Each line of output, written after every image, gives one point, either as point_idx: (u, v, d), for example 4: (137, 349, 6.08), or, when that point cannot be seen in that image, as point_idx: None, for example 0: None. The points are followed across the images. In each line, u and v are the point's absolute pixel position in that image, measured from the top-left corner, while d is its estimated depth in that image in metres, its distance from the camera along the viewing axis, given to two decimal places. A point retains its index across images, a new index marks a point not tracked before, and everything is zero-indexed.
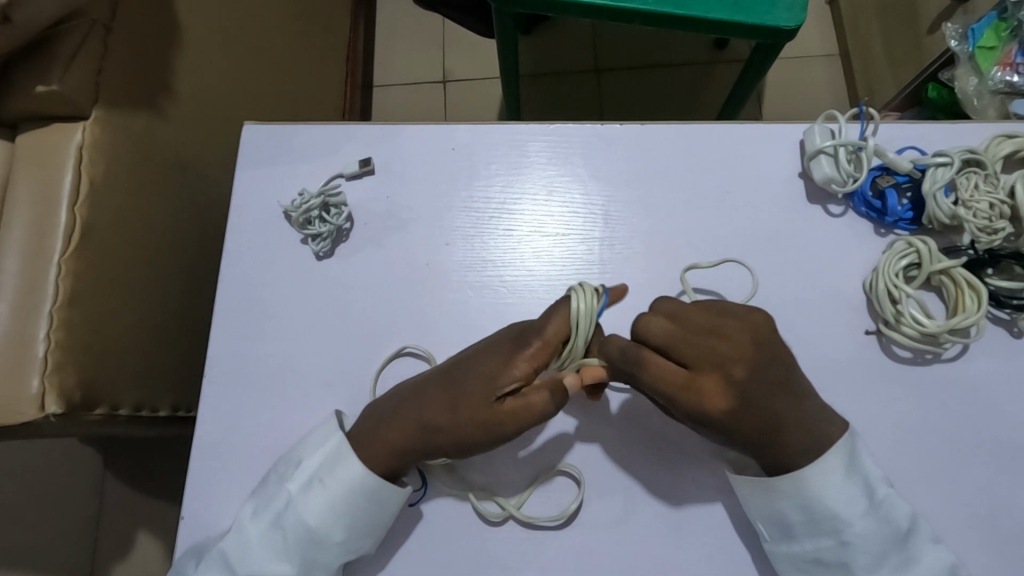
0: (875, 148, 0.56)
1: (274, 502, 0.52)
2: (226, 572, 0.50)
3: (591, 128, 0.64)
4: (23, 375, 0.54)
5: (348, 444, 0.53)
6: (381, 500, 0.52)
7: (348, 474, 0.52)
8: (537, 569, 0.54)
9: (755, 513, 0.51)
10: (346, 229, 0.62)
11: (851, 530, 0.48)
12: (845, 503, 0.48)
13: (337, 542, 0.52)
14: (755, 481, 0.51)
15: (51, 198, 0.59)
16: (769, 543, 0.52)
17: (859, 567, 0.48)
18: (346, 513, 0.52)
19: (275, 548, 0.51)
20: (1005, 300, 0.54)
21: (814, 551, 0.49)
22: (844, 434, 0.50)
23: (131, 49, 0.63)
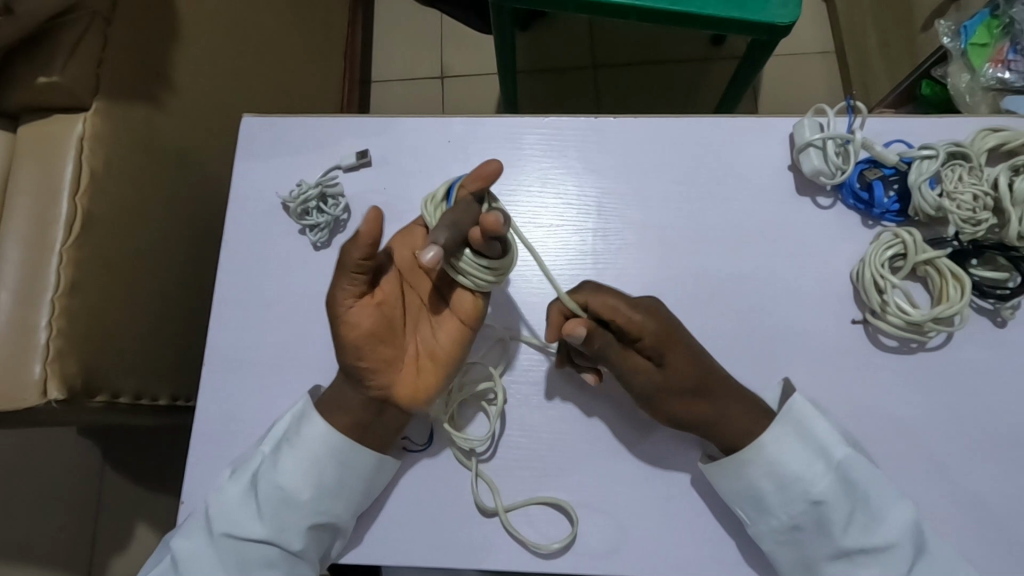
0: (863, 141, 0.57)
1: (251, 465, 0.54)
2: (206, 532, 0.52)
3: (584, 121, 0.65)
4: (25, 362, 0.55)
5: (315, 408, 0.55)
6: (347, 460, 0.54)
7: (313, 434, 0.54)
8: (530, 554, 0.55)
9: (730, 495, 0.52)
10: (343, 220, 0.63)
11: (818, 490, 0.50)
12: (806, 463, 0.51)
13: (306, 502, 0.53)
14: (725, 461, 0.52)
15: (53, 189, 0.59)
16: (751, 525, 0.52)
17: (835, 527, 0.49)
18: (316, 473, 0.53)
19: (248, 506, 0.52)
20: (988, 290, 0.55)
21: (791, 519, 0.51)
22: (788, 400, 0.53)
23: (131, 41, 0.64)
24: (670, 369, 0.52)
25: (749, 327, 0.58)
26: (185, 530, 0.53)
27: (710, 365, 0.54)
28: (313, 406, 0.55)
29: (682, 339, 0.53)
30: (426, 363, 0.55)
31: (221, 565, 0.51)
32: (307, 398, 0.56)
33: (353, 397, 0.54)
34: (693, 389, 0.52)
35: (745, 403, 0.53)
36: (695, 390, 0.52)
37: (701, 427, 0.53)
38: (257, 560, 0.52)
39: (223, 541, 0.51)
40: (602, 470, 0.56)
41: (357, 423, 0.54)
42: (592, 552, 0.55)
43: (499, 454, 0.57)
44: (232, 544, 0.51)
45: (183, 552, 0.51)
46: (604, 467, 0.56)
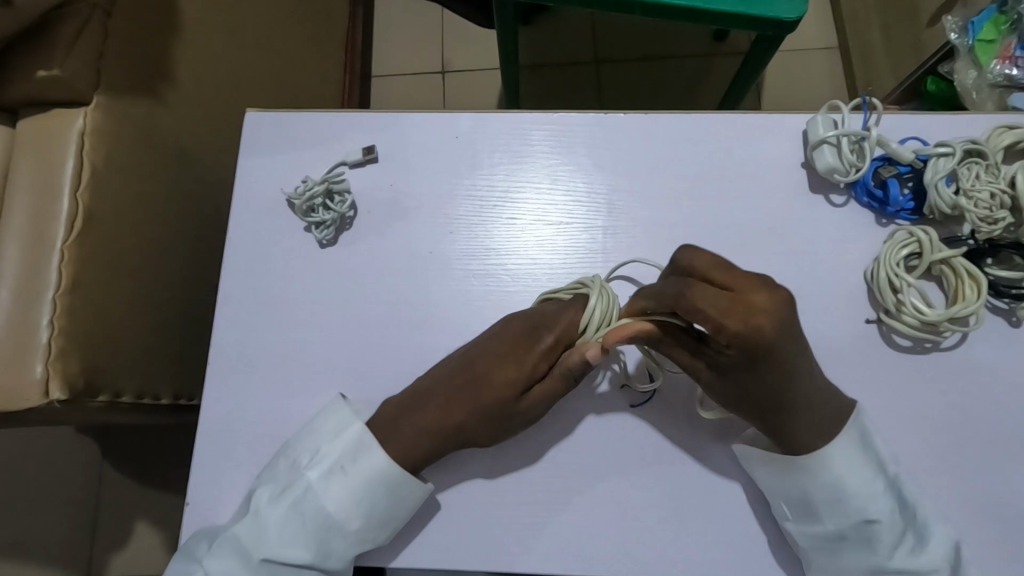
0: (878, 138, 0.56)
1: (292, 489, 0.53)
2: (243, 554, 0.52)
3: (594, 117, 0.64)
4: (27, 362, 0.54)
5: (374, 438, 0.54)
6: (397, 492, 0.53)
7: (370, 465, 0.53)
8: (540, 556, 0.54)
9: (777, 492, 0.52)
10: (349, 217, 0.62)
11: (875, 509, 0.50)
12: (868, 481, 0.50)
13: (354, 530, 0.52)
14: (781, 461, 0.51)
15: (53, 184, 0.58)
16: (791, 523, 0.52)
17: (882, 545, 0.50)
18: (367, 501, 0.53)
19: (290, 533, 0.52)
20: (1004, 289, 0.55)
21: (838, 529, 0.50)
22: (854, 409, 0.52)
23: (132, 33, 0.63)
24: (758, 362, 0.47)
25: None
26: (219, 550, 0.52)
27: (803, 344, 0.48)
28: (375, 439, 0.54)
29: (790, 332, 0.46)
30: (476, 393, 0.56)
31: None
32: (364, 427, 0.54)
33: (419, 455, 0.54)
34: (800, 381, 0.48)
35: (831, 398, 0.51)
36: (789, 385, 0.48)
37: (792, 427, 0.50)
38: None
39: (262, 566, 0.52)
40: (614, 472, 0.55)
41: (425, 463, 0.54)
42: (603, 554, 0.54)
43: (508, 455, 0.56)
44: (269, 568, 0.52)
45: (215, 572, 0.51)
46: (616, 468, 0.55)
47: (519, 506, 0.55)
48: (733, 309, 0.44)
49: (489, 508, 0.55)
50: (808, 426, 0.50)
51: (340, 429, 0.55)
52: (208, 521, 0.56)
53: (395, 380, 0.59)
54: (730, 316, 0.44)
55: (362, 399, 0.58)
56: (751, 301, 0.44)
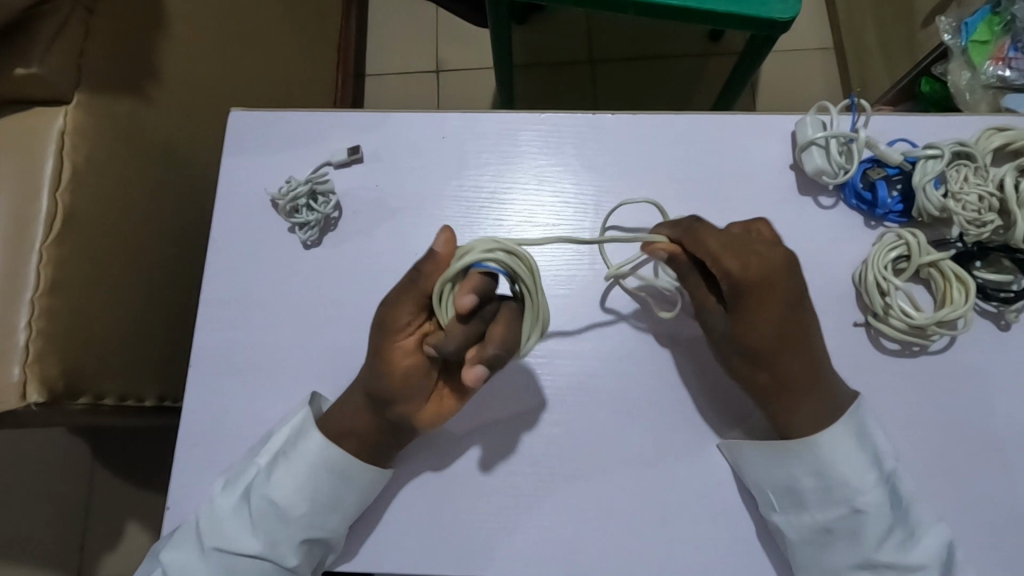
0: (866, 140, 0.56)
1: (245, 477, 0.53)
2: (196, 544, 0.51)
3: (583, 118, 0.63)
4: (4, 364, 0.53)
5: (315, 422, 0.54)
6: (346, 478, 0.53)
7: (309, 449, 0.53)
8: (524, 561, 0.53)
9: (764, 482, 0.52)
10: (334, 218, 0.61)
11: (863, 499, 0.49)
12: (859, 471, 0.50)
13: (300, 516, 0.52)
14: (769, 448, 0.51)
15: (32, 183, 0.57)
16: (778, 515, 0.52)
17: (869, 536, 0.49)
18: (310, 486, 0.52)
19: (241, 521, 0.52)
20: (992, 293, 0.54)
21: (825, 519, 0.50)
22: (853, 402, 0.52)
23: (114, 31, 0.62)
24: (755, 311, 0.51)
25: None
26: (178, 540, 0.52)
27: (805, 309, 0.52)
28: (314, 422, 0.54)
29: (789, 288, 0.51)
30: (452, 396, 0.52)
31: None
32: (307, 411, 0.55)
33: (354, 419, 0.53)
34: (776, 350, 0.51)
35: (822, 391, 0.51)
36: (779, 346, 0.51)
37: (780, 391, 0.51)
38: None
39: (213, 556, 0.51)
40: (600, 476, 0.55)
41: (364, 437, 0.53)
42: (587, 560, 0.53)
43: (493, 459, 0.55)
44: (220, 559, 0.51)
45: (173, 564, 0.51)
46: (601, 471, 0.55)
47: (503, 511, 0.54)
48: (726, 241, 0.52)
49: (473, 512, 0.54)
50: (793, 400, 0.51)
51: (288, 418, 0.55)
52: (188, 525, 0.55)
53: None
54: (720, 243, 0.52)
55: None
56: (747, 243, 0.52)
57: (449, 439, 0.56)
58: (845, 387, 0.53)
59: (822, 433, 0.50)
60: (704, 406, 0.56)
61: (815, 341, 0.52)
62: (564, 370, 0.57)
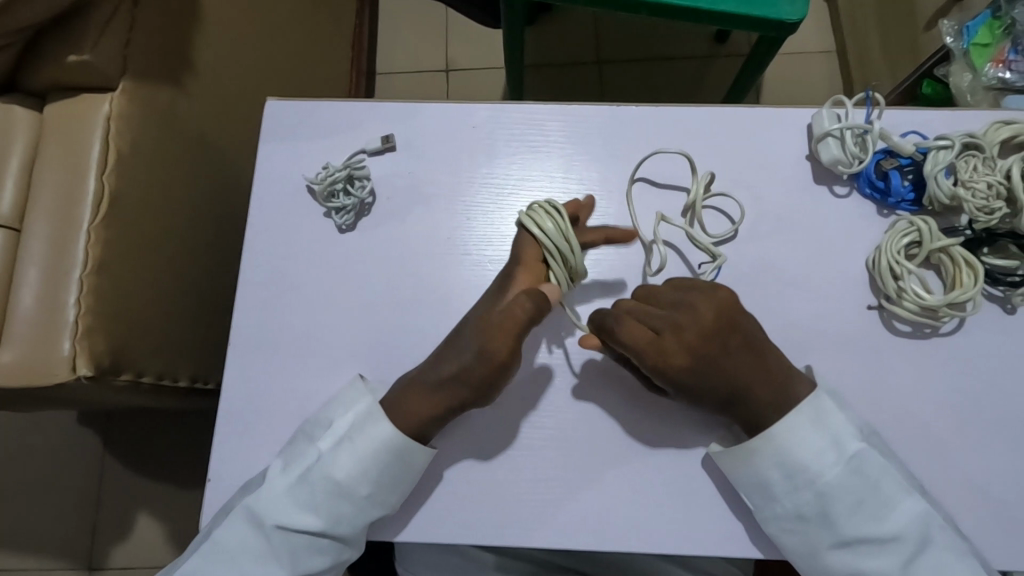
0: (880, 132, 0.59)
1: (304, 459, 0.55)
2: (258, 520, 0.53)
3: (607, 110, 0.66)
4: (55, 338, 0.55)
5: (381, 407, 0.56)
6: (407, 459, 0.55)
7: (378, 432, 0.55)
8: (553, 531, 0.56)
9: (738, 481, 0.54)
10: (368, 203, 0.64)
11: (823, 481, 0.52)
12: (817, 457, 0.52)
13: (363, 496, 0.54)
14: (733, 449, 0.54)
15: (79, 165, 0.60)
16: (758, 511, 0.54)
17: (838, 516, 0.51)
18: (375, 469, 0.54)
19: (298, 501, 0.53)
20: (999, 277, 0.57)
21: (796, 508, 0.52)
22: (811, 394, 0.54)
23: (157, 23, 0.64)
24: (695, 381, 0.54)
25: (769, 312, 0.59)
26: (229, 519, 0.54)
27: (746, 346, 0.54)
28: (382, 407, 0.56)
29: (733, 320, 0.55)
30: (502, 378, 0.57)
31: (276, 554, 0.53)
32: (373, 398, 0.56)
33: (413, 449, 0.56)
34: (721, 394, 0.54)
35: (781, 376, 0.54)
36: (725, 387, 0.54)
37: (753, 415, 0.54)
38: (306, 548, 0.54)
39: (276, 532, 0.53)
40: (625, 450, 0.57)
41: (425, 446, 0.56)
42: (612, 530, 0.56)
43: (522, 434, 0.58)
44: (282, 533, 0.53)
45: (231, 539, 0.53)
46: (625, 447, 0.57)
47: (533, 483, 0.57)
48: (650, 344, 0.53)
49: (502, 485, 0.57)
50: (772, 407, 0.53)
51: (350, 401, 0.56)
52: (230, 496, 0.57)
53: (412, 360, 0.60)
54: (648, 349, 0.53)
55: (381, 379, 0.60)
56: (665, 344, 0.53)
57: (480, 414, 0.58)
58: (792, 368, 0.55)
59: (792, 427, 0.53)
60: None
61: (757, 336, 0.55)
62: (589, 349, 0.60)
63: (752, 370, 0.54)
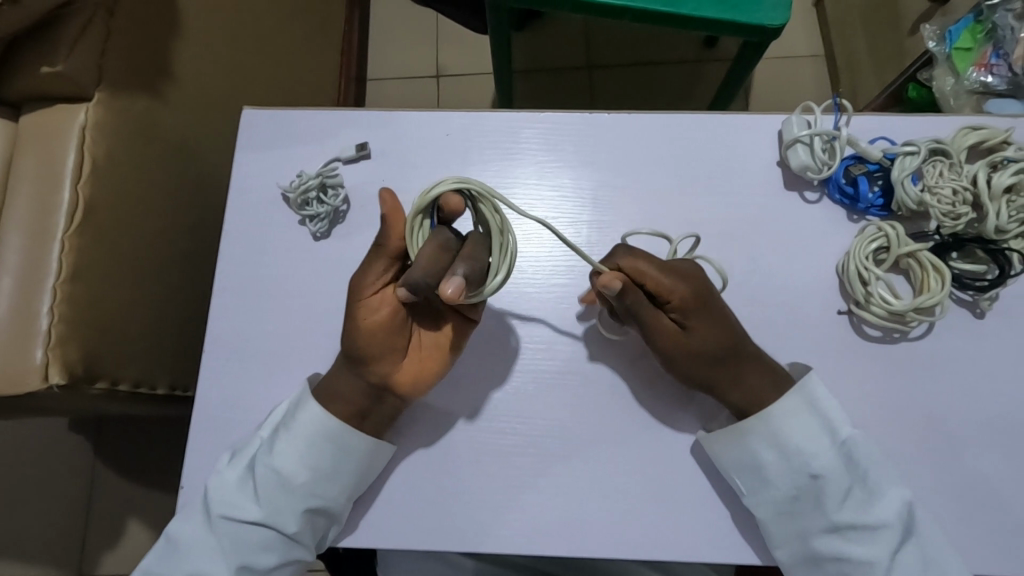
0: (848, 138, 0.60)
1: (249, 449, 0.56)
2: (206, 512, 0.54)
3: (581, 117, 0.66)
4: (27, 347, 0.56)
5: (315, 393, 0.57)
6: (347, 448, 0.55)
7: (308, 418, 0.55)
8: (523, 537, 0.56)
9: (729, 465, 0.54)
10: (342, 211, 0.64)
11: (818, 463, 0.53)
12: (812, 439, 0.53)
13: (301, 485, 0.54)
14: (726, 430, 0.54)
15: (54, 175, 0.60)
16: (749, 497, 0.54)
17: (830, 501, 0.52)
18: (315, 457, 0.55)
19: (247, 491, 0.54)
20: (968, 281, 0.57)
21: (790, 490, 0.53)
22: (798, 379, 0.55)
23: (134, 33, 0.65)
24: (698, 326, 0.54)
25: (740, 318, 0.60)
26: (184, 516, 0.55)
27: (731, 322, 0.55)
28: (312, 393, 0.57)
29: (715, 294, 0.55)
30: (430, 353, 0.56)
31: (222, 549, 0.53)
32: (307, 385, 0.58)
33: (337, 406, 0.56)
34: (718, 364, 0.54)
35: (751, 359, 0.55)
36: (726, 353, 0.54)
37: (735, 386, 0.55)
38: (253, 544, 0.54)
39: (220, 523, 0.53)
40: (595, 456, 0.57)
41: (354, 412, 0.56)
42: (582, 535, 0.56)
43: (492, 440, 0.58)
44: (226, 527, 0.53)
45: (183, 536, 0.54)
46: (596, 453, 0.57)
47: (504, 489, 0.57)
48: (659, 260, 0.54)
49: (474, 492, 0.57)
50: (742, 382, 0.55)
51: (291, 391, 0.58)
52: None
53: None
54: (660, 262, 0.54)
55: None
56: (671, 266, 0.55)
57: (451, 421, 0.58)
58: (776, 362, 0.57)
59: (774, 406, 0.54)
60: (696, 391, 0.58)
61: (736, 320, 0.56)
62: (560, 356, 0.60)
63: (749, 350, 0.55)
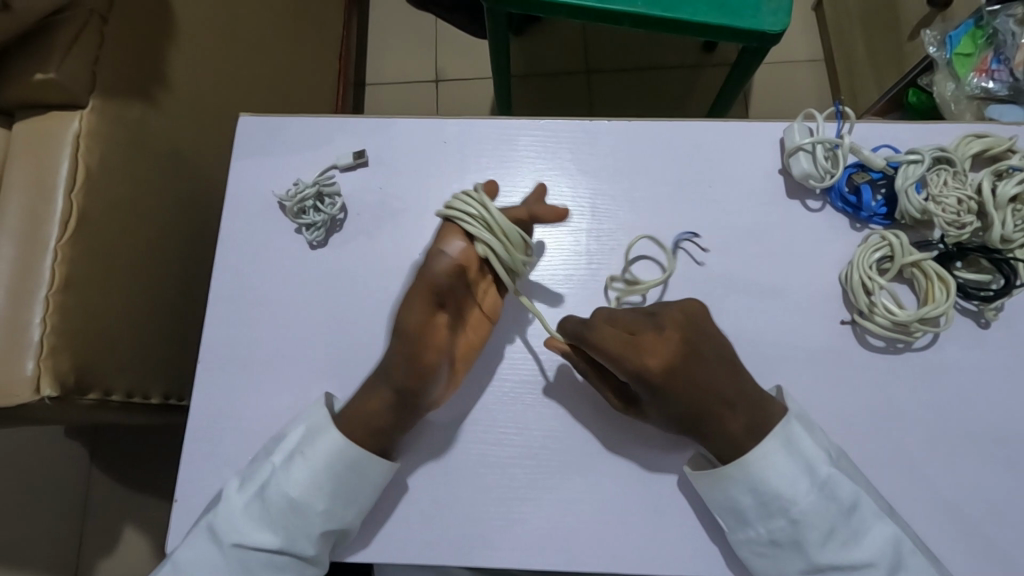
0: (851, 145, 0.58)
1: (260, 474, 0.53)
2: (216, 542, 0.51)
3: (579, 124, 0.65)
4: (18, 359, 0.55)
5: (333, 421, 0.55)
6: (362, 471, 0.53)
7: (326, 445, 0.53)
8: (521, 551, 0.55)
9: (713, 503, 0.53)
10: (339, 219, 0.63)
11: (798, 508, 0.50)
12: (789, 482, 0.50)
13: (319, 512, 0.52)
14: (703, 472, 0.52)
15: (47, 183, 0.59)
16: (731, 534, 0.53)
17: (809, 544, 0.50)
18: (331, 483, 0.53)
19: (258, 519, 0.52)
20: (972, 291, 0.57)
21: (768, 534, 0.51)
22: (779, 417, 0.52)
23: (128, 40, 0.64)
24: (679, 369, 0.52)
25: (741, 328, 0.59)
26: (190, 542, 0.52)
27: (714, 352, 0.54)
28: (330, 420, 0.54)
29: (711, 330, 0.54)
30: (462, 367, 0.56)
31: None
32: (325, 410, 0.55)
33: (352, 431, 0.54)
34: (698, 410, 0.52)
35: (746, 399, 0.53)
36: (705, 400, 0.52)
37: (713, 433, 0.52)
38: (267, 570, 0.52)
39: (234, 551, 0.51)
40: (595, 468, 0.57)
41: (372, 430, 0.54)
42: (582, 550, 0.55)
43: (491, 452, 0.57)
44: (241, 554, 0.51)
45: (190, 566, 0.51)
46: (596, 466, 0.57)
47: (502, 502, 0.56)
48: (617, 339, 0.52)
49: (472, 505, 0.56)
50: (733, 416, 0.52)
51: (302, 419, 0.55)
52: (196, 516, 0.57)
53: None
54: (613, 342, 0.52)
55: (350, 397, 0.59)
56: (641, 341, 0.52)
57: (448, 433, 0.58)
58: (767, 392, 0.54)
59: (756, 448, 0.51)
60: None
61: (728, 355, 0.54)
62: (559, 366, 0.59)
63: (734, 394, 0.53)
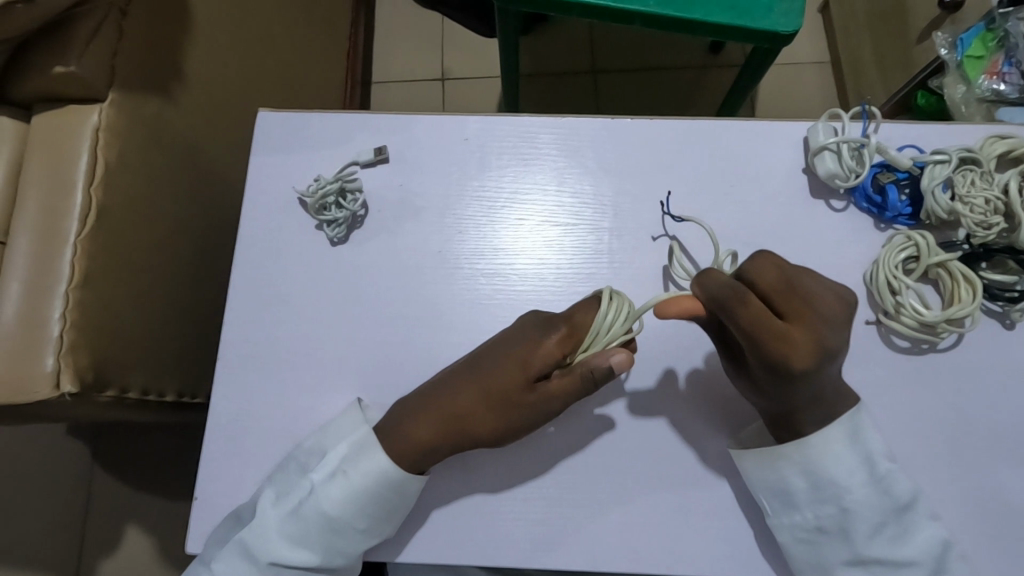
0: (877, 145, 0.58)
1: (297, 490, 0.53)
2: (246, 552, 0.52)
3: (600, 122, 0.65)
4: (37, 355, 0.54)
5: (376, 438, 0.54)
6: (400, 489, 0.53)
7: (371, 465, 0.53)
8: (545, 550, 0.55)
9: (759, 487, 0.53)
10: (360, 216, 0.63)
11: (851, 497, 0.50)
12: (847, 471, 0.50)
13: (356, 530, 0.53)
14: (757, 452, 0.52)
15: (66, 178, 0.59)
16: (772, 518, 0.53)
17: (857, 533, 0.50)
18: (368, 502, 0.53)
19: (296, 535, 0.52)
20: (998, 293, 0.57)
21: (815, 520, 0.51)
22: (853, 406, 0.52)
23: (147, 34, 0.64)
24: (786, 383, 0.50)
25: None
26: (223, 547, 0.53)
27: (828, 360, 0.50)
28: (375, 438, 0.54)
29: (834, 328, 0.50)
30: None
31: None
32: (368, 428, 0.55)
33: (419, 423, 0.54)
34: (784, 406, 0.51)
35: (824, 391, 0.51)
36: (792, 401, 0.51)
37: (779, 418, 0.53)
38: None
39: (269, 566, 0.52)
40: (620, 468, 0.56)
41: (425, 447, 0.53)
42: (606, 549, 0.55)
43: (515, 451, 0.57)
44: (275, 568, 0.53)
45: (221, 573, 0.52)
46: (621, 465, 0.56)
47: (527, 501, 0.56)
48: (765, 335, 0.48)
49: (495, 504, 0.56)
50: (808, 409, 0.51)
51: (349, 429, 0.55)
52: (216, 515, 0.56)
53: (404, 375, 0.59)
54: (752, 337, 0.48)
55: (372, 395, 0.59)
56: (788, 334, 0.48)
57: None
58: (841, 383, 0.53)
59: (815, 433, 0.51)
60: (723, 402, 0.57)
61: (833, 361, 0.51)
62: None
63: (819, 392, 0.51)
